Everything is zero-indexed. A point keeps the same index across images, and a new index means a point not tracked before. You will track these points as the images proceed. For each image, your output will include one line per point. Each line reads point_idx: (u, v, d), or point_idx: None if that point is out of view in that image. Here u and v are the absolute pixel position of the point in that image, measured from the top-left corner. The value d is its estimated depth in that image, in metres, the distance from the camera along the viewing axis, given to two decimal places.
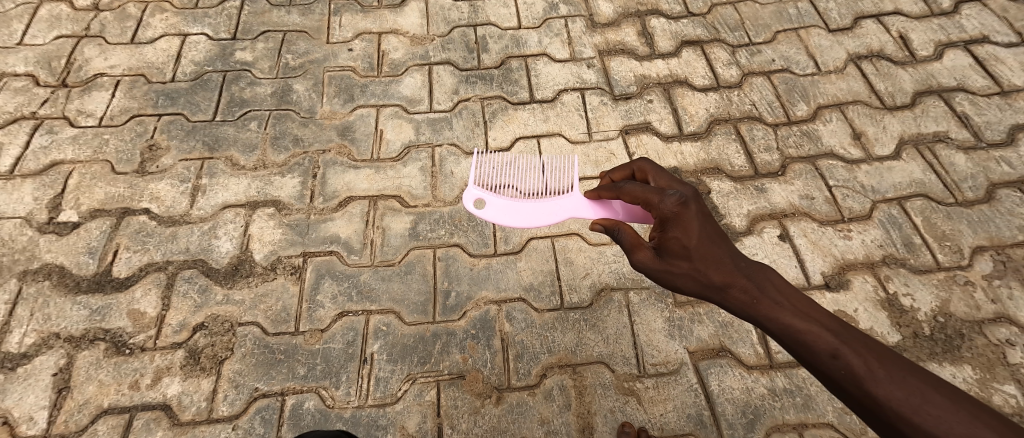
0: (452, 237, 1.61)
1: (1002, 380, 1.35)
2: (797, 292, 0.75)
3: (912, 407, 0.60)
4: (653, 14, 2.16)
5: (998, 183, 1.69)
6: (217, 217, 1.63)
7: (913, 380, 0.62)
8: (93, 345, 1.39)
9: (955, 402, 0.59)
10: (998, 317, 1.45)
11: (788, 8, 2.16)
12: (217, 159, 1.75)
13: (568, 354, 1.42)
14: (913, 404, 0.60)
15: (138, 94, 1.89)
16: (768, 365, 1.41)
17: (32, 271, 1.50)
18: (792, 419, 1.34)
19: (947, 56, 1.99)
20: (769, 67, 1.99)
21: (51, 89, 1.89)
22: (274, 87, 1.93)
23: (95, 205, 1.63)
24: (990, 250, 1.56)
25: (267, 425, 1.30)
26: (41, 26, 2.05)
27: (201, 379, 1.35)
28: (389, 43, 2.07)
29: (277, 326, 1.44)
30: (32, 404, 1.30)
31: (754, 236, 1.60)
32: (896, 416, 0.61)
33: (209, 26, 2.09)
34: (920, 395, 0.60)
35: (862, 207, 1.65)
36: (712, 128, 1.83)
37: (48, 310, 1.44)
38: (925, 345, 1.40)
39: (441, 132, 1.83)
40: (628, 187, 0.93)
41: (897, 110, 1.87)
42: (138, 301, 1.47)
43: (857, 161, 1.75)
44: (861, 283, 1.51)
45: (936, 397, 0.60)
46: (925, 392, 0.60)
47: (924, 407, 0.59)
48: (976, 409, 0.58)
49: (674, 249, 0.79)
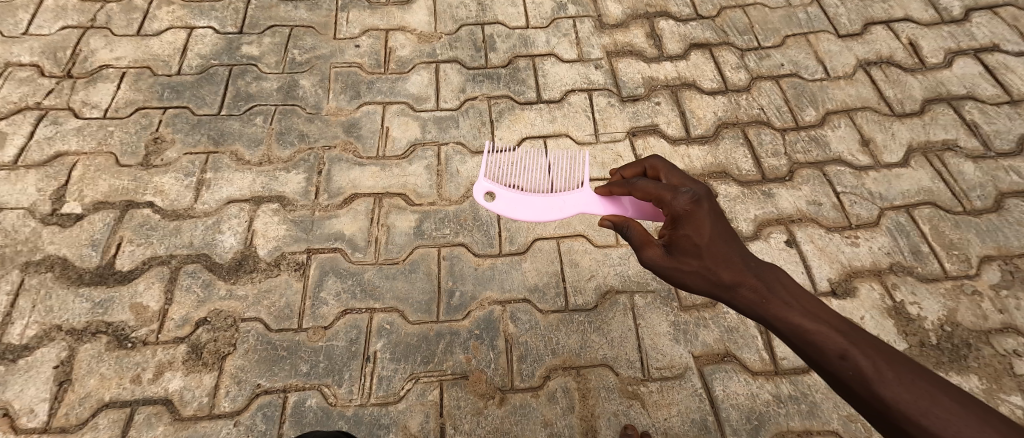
0: (456, 237, 1.60)
1: (1008, 390, 1.34)
2: (807, 294, 0.73)
3: (919, 409, 0.58)
4: (661, 16, 2.15)
5: (1007, 193, 1.68)
6: (222, 212, 1.62)
7: (920, 383, 0.60)
8: (95, 338, 1.39)
9: (964, 405, 0.57)
10: (1005, 327, 1.44)
11: (798, 13, 2.15)
12: (221, 153, 1.74)
13: (572, 356, 1.42)
14: (920, 407, 0.58)
15: (143, 86, 1.88)
16: (772, 371, 1.41)
17: (34, 263, 1.49)
18: (796, 426, 1.33)
19: (957, 64, 1.99)
20: (778, 71, 1.98)
21: (56, 80, 1.88)
22: (280, 82, 1.92)
23: (99, 198, 1.62)
24: (998, 260, 1.56)
25: (269, 422, 1.29)
26: (46, 16, 2.04)
27: (202, 375, 1.35)
28: (396, 40, 2.06)
29: (280, 323, 1.43)
30: (32, 396, 1.30)
31: (760, 241, 1.59)
32: (904, 418, 0.59)
33: (215, 20, 2.08)
34: (928, 398, 0.58)
35: (869, 215, 1.64)
36: (720, 132, 1.83)
37: (50, 302, 1.43)
38: (931, 354, 1.39)
39: (447, 130, 1.82)
40: (642, 184, 0.94)
41: (905, 117, 1.86)
42: (141, 295, 1.46)
43: (865, 167, 1.75)
44: (867, 290, 1.50)
45: (944, 400, 0.57)
46: (933, 395, 0.58)
47: (931, 409, 0.57)
48: (984, 413, 0.56)
49: (685, 247, 0.79)
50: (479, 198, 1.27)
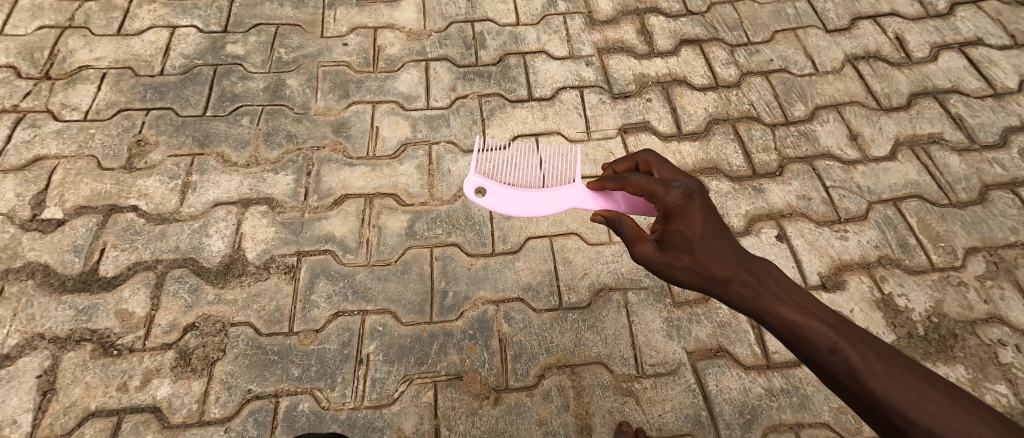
0: (449, 237, 1.59)
1: (993, 379, 1.36)
2: (799, 288, 0.73)
3: (908, 402, 0.58)
4: (651, 12, 2.15)
5: (991, 185, 1.71)
6: (209, 215, 1.59)
7: (910, 376, 0.60)
8: (79, 346, 1.35)
9: (953, 399, 0.57)
10: (990, 317, 1.46)
11: (786, 8, 2.17)
12: (207, 155, 1.71)
13: (566, 354, 1.41)
14: (909, 400, 0.58)
15: (125, 87, 1.84)
16: (765, 365, 1.42)
17: (14, 270, 1.45)
18: (789, 420, 1.34)
19: (942, 58, 2.01)
20: (767, 67, 1.99)
21: (34, 81, 1.83)
22: (267, 82, 1.89)
23: (81, 202, 1.58)
24: (983, 251, 1.58)
25: (260, 427, 1.27)
26: (22, 16, 1.98)
27: (191, 381, 1.32)
28: (385, 38, 2.03)
29: (270, 327, 1.41)
30: (15, 407, 1.26)
31: (752, 237, 1.60)
32: (893, 412, 0.58)
33: (198, 19, 2.04)
34: (917, 391, 0.58)
35: (858, 208, 1.66)
36: (711, 128, 1.83)
37: (31, 310, 1.40)
38: (919, 345, 1.41)
39: (438, 129, 1.81)
40: (634, 179, 0.93)
41: (892, 111, 1.88)
42: (127, 301, 1.43)
43: (854, 161, 1.76)
44: (857, 283, 1.52)
45: (933, 393, 0.58)
46: (923, 389, 0.58)
47: (921, 402, 0.57)
48: (975, 406, 0.56)
49: (676, 242, 0.79)
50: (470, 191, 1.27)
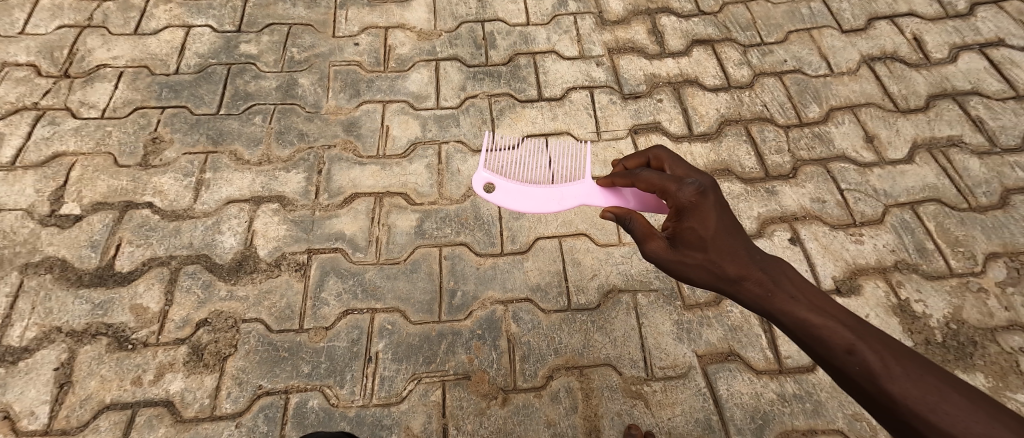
0: (458, 236, 1.59)
1: (1014, 388, 1.33)
2: (813, 287, 0.72)
3: (927, 404, 0.56)
4: (663, 12, 2.14)
5: (1012, 189, 1.67)
6: (221, 212, 1.61)
7: (929, 378, 0.59)
8: (95, 340, 1.38)
9: (974, 401, 0.55)
10: (1011, 324, 1.43)
11: (800, 8, 2.14)
12: (220, 153, 1.73)
13: (575, 356, 1.41)
14: (928, 403, 0.56)
15: (141, 86, 1.87)
16: (777, 369, 1.40)
17: (33, 265, 1.48)
18: (802, 425, 1.32)
19: (962, 59, 1.97)
20: (781, 67, 1.97)
21: (53, 80, 1.86)
22: (279, 81, 1.91)
23: (97, 198, 1.61)
24: (1004, 257, 1.54)
25: (271, 423, 1.28)
26: (43, 15, 2.02)
27: (203, 376, 1.34)
28: (396, 37, 2.04)
29: (281, 324, 1.42)
30: (33, 398, 1.29)
31: (764, 240, 1.58)
32: (911, 414, 0.57)
33: (213, 18, 2.07)
34: (936, 393, 0.57)
35: (874, 212, 1.63)
36: (722, 130, 1.81)
37: (49, 303, 1.42)
38: (936, 352, 1.38)
39: (447, 129, 1.81)
40: (645, 175, 0.92)
41: (910, 113, 1.85)
42: (141, 296, 1.45)
43: (869, 164, 1.73)
44: (872, 288, 1.49)
45: (953, 395, 0.56)
46: (942, 390, 0.57)
47: (939, 404, 0.56)
48: (994, 408, 0.54)
49: (688, 239, 0.78)
50: (478, 186, 1.26)
